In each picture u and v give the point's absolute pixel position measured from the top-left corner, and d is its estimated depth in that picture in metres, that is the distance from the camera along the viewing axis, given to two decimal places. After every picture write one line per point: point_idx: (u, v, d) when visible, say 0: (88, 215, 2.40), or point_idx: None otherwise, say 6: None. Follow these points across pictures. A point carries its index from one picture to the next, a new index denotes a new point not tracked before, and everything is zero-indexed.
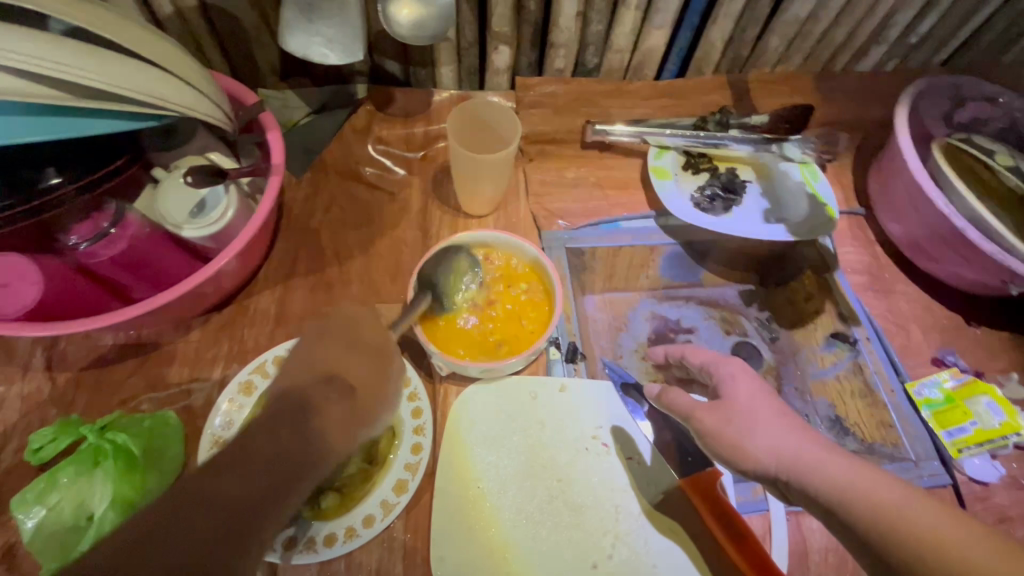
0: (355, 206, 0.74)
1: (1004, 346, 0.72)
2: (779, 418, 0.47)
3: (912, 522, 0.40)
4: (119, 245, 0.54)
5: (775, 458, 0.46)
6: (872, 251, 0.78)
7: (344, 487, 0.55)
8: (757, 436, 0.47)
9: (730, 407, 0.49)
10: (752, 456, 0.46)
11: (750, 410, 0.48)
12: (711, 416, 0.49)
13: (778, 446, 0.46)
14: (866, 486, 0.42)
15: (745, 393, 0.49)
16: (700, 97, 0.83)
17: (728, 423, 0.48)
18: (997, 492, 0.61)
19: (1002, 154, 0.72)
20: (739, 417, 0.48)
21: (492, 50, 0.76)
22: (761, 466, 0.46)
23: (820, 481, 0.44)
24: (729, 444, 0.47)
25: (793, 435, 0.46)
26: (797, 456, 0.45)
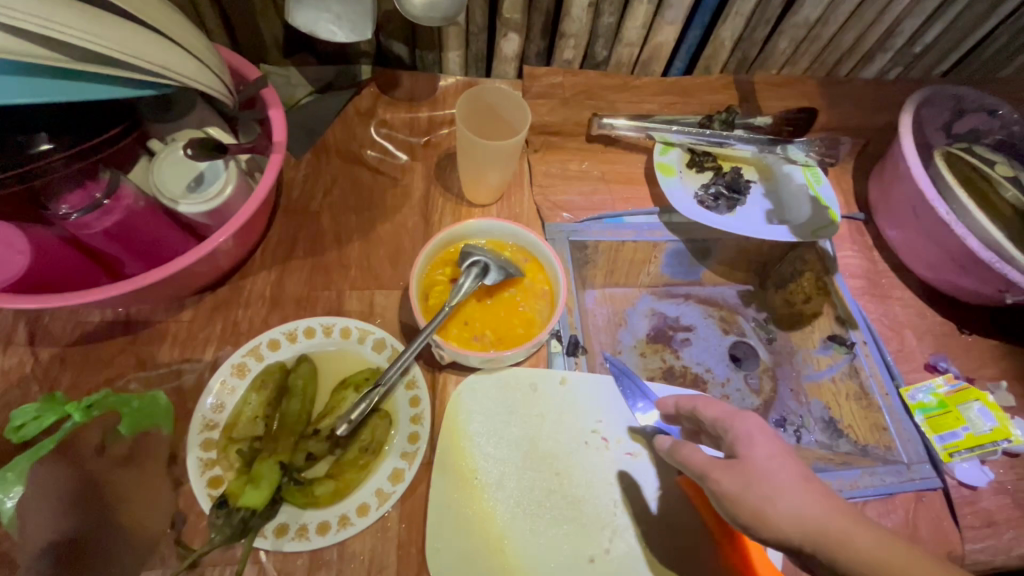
0: (356, 189, 0.73)
1: (993, 354, 0.73)
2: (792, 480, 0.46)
3: None
4: (113, 217, 0.51)
5: (800, 530, 0.43)
6: (869, 256, 0.79)
7: (340, 473, 0.53)
8: (781, 504, 0.43)
9: (748, 469, 0.45)
10: (777, 528, 0.43)
11: (770, 473, 0.45)
12: (729, 477, 0.46)
13: (803, 513, 0.43)
14: (900, 564, 0.40)
15: (764, 453, 0.46)
16: (706, 96, 0.83)
17: (747, 488, 0.44)
18: (985, 497, 0.62)
19: (1002, 165, 0.73)
20: (758, 481, 0.44)
21: (501, 38, 0.75)
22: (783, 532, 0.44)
23: (847, 553, 0.41)
24: (749, 509, 0.44)
25: (819, 501, 0.43)
26: (824, 528, 0.42)
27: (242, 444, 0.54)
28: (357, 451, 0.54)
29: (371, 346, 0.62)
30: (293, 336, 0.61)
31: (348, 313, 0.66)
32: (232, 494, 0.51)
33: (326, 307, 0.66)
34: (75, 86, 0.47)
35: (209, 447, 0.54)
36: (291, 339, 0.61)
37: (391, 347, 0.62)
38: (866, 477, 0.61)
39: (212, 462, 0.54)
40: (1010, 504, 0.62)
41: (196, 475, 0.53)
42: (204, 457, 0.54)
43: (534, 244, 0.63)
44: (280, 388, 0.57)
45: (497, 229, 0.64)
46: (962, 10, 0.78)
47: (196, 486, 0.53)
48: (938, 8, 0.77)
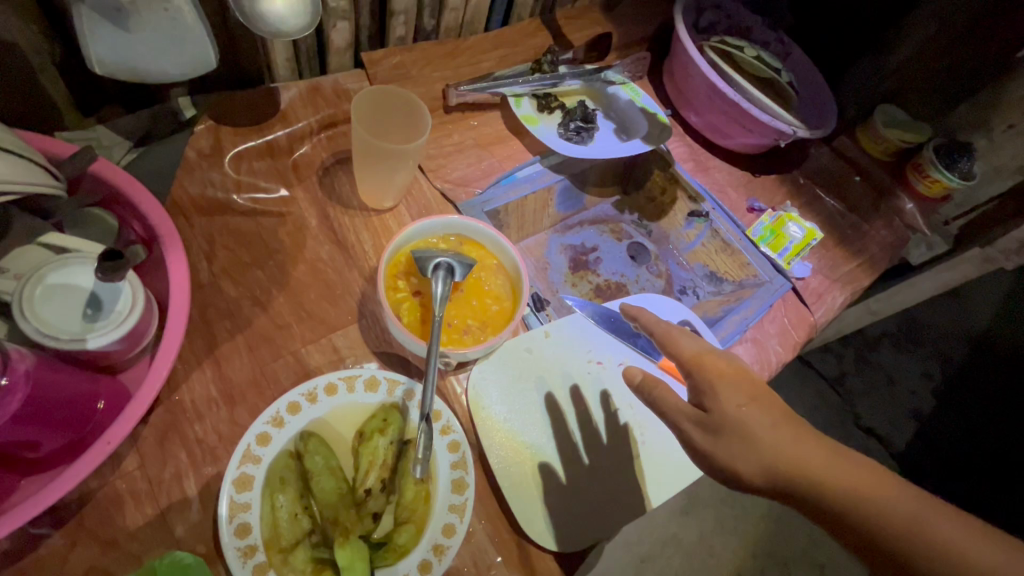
0: (247, 241, 0.64)
1: (777, 184, 1.02)
2: (774, 425, 0.49)
3: (852, 486, 0.45)
4: (18, 400, 0.39)
5: (763, 472, 0.48)
6: (687, 141, 0.99)
7: (412, 512, 0.54)
8: (759, 449, 0.48)
9: (721, 423, 0.50)
10: (749, 478, 0.48)
11: (741, 425, 0.50)
12: (708, 439, 0.50)
13: (780, 450, 0.48)
14: (819, 470, 0.47)
15: (732, 405, 0.51)
16: (528, 42, 0.90)
17: (718, 441, 0.50)
18: (811, 281, 0.90)
19: (749, 48, 0.96)
20: (733, 434, 0.50)
21: (331, 29, 0.69)
22: (753, 458, 0.48)
23: (815, 487, 0.46)
24: (722, 465, 0.49)
25: (772, 435, 0.49)
26: (779, 460, 0.48)
27: (300, 547, 0.50)
28: (414, 487, 0.55)
29: (364, 388, 0.59)
30: (278, 420, 0.55)
31: (317, 370, 0.61)
32: None
33: (290, 375, 0.59)
34: None
35: (264, 570, 0.49)
36: (277, 424, 0.54)
37: (384, 379, 0.60)
38: (754, 302, 0.84)
39: None
40: (822, 278, 0.92)
41: None
42: None
43: (472, 227, 0.65)
44: (301, 476, 0.53)
45: (431, 223, 0.64)
46: None
47: None
48: None
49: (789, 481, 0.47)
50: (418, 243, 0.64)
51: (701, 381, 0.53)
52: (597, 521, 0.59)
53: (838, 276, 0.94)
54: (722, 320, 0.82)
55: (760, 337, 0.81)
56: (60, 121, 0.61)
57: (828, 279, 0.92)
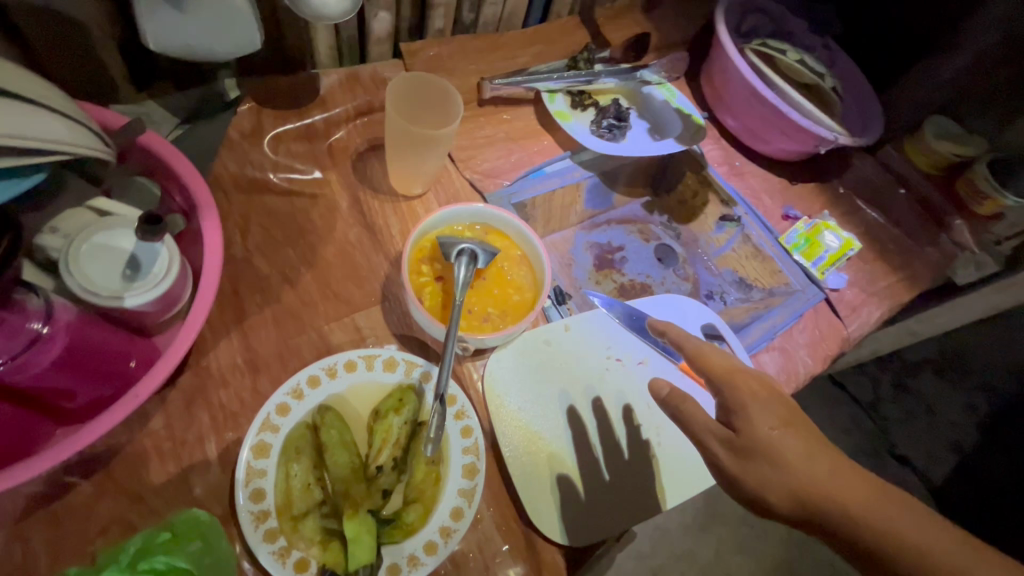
0: (280, 219, 0.66)
1: (815, 192, 0.99)
2: (806, 452, 0.48)
3: (886, 521, 0.44)
4: (56, 349, 0.41)
5: (792, 499, 0.47)
6: (722, 145, 0.97)
7: (421, 492, 0.54)
8: (789, 475, 0.47)
9: (749, 444, 0.49)
10: (777, 504, 0.47)
11: (771, 449, 0.48)
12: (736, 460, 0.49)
13: (812, 480, 0.47)
14: (850, 503, 0.46)
15: (762, 427, 0.49)
16: (565, 39, 0.90)
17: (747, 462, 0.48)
18: (847, 293, 0.87)
19: (791, 52, 0.92)
20: (761, 456, 0.48)
21: (372, 19, 0.71)
22: (784, 490, 0.47)
23: (847, 520, 0.45)
24: (748, 488, 0.48)
25: (803, 464, 0.48)
26: (810, 489, 0.46)
27: (310, 516, 0.51)
28: (426, 468, 0.55)
29: (382, 368, 0.60)
30: (297, 392, 0.56)
31: (338, 347, 0.62)
32: (334, 564, 0.49)
33: (312, 350, 0.61)
34: None
35: (274, 536, 0.50)
36: (296, 395, 0.56)
37: (402, 361, 0.61)
38: (784, 311, 0.81)
39: (286, 549, 0.49)
40: (859, 291, 0.88)
41: (278, 569, 0.48)
42: (275, 549, 0.49)
43: (498, 216, 0.66)
44: (316, 448, 0.54)
45: (458, 210, 0.65)
46: None
47: None
48: None
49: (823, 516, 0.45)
50: (445, 230, 0.65)
51: (721, 380, 0.52)
52: (607, 518, 0.58)
53: (877, 290, 0.90)
54: (748, 326, 0.80)
55: (788, 347, 0.78)
56: (112, 93, 0.62)
57: (866, 292, 0.89)
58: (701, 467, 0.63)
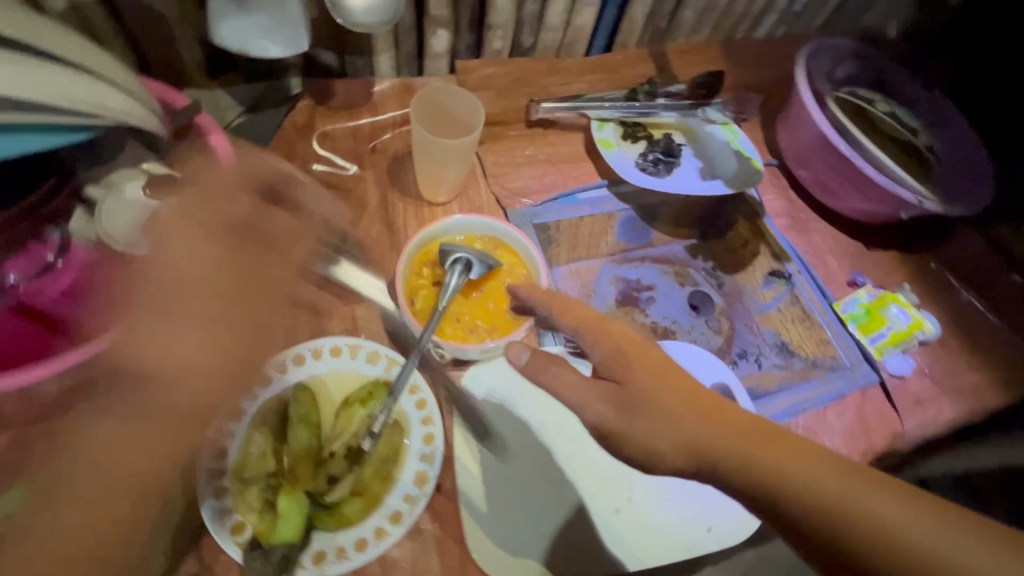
0: (312, 207, 0.71)
1: (896, 263, 0.87)
2: (690, 402, 0.43)
3: (796, 473, 0.39)
4: (66, 275, 0.52)
5: (688, 455, 0.42)
6: (787, 197, 0.89)
7: (367, 487, 0.55)
8: (673, 427, 0.42)
9: (630, 394, 0.44)
10: (668, 462, 0.42)
11: (652, 398, 0.44)
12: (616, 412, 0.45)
13: (699, 432, 0.42)
14: (748, 449, 0.41)
15: (645, 379, 0.45)
16: (628, 71, 0.89)
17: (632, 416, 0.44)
18: (912, 382, 0.75)
19: (881, 103, 0.85)
20: (644, 406, 0.44)
21: (430, 35, 0.75)
22: (681, 443, 0.42)
23: (759, 474, 0.40)
24: (636, 447, 0.43)
25: (690, 418, 0.43)
26: (707, 442, 0.41)
27: (256, 483, 0.53)
28: (377, 464, 0.55)
29: (365, 360, 0.62)
30: (282, 366, 0.60)
31: (332, 333, 0.65)
32: (263, 534, 0.50)
33: (308, 331, 0.64)
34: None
35: (222, 495, 0.52)
36: (280, 369, 0.59)
37: (386, 357, 0.62)
38: (821, 387, 0.72)
39: (230, 509, 0.52)
40: (929, 383, 0.75)
41: (218, 525, 0.51)
42: (221, 506, 0.52)
43: (507, 231, 0.66)
44: (282, 422, 0.56)
45: (469, 221, 0.66)
46: None
47: (220, 536, 0.51)
48: None
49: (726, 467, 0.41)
50: (455, 239, 0.66)
51: None
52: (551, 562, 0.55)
53: (955, 385, 0.76)
54: (772, 396, 0.71)
55: (816, 428, 0.69)
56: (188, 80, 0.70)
57: (937, 385, 0.75)
58: (668, 536, 0.59)
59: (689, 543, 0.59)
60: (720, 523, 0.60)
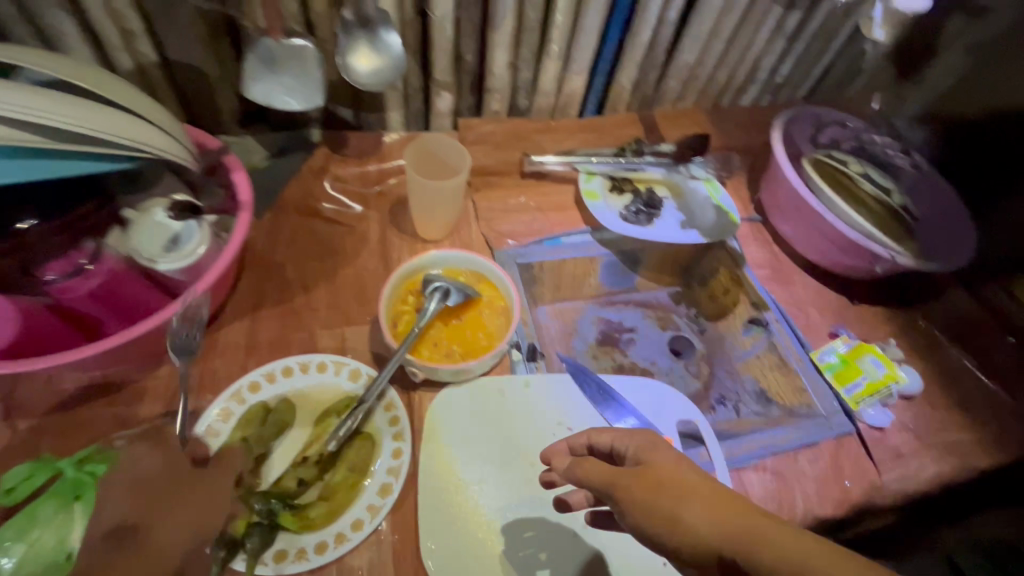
0: (318, 240, 0.79)
1: (881, 318, 0.87)
2: (707, 486, 0.45)
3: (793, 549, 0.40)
4: (96, 280, 0.56)
5: (710, 537, 0.42)
6: (771, 250, 0.92)
7: (333, 495, 0.58)
8: (688, 508, 0.44)
9: (654, 475, 0.46)
10: (692, 538, 0.43)
11: (672, 476, 0.46)
12: (635, 483, 0.46)
13: (714, 518, 0.43)
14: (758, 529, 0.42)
15: (666, 461, 0.47)
16: (617, 130, 0.97)
17: (659, 490, 0.45)
18: (892, 435, 0.74)
19: (854, 164, 0.89)
20: (666, 485, 0.45)
21: (435, 96, 0.86)
22: (700, 541, 0.42)
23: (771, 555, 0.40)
24: (662, 516, 0.44)
25: (713, 504, 0.44)
26: (732, 525, 0.42)
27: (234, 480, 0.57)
28: (346, 471, 0.59)
29: (348, 376, 0.67)
30: (271, 376, 0.65)
31: (322, 351, 0.71)
32: (232, 526, 0.54)
33: (300, 348, 0.70)
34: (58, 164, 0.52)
35: None
36: (269, 379, 0.65)
37: (367, 375, 0.67)
38: (793, 432, 0.72)
39: None
40: (911, 437, 0.74)
41: None
42: None
43: (488, 265, 0.72)
44: (265, 427, 0.61)
45: (455, 254, 0.72)
46: (804, 48, 0.97)
47: None
48: (787, 46, 0.96)
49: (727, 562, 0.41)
50: (443, 271, 0.73)
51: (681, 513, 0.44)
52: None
53: (940, 441, 0.75)
54: (741, 437, 0.72)
55: (787, 473, 0.69)
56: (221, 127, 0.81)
57: (921, 440, 0.74)
58: (622, 562, 0.59)
59: None
60: None
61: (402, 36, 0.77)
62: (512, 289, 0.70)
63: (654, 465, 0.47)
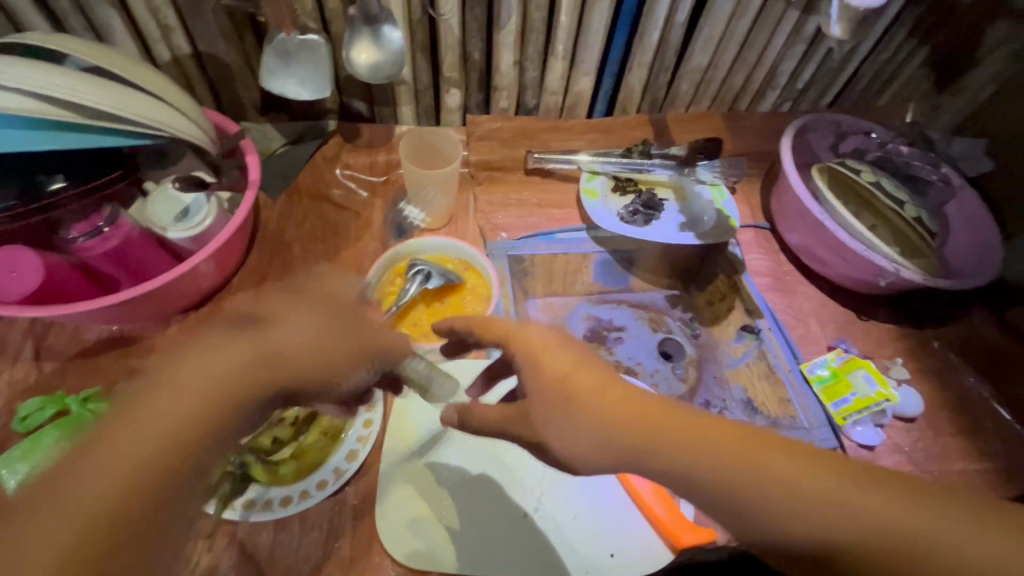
0: (324, 222, 0.84)
1: (889, 335, 0.83)
2: (614, 398, 0.45)
3: (718, 457, 0.42)
4: (112, 242, 0.64)
5: (616, 457, 0.44)
6: (776, 258, 0.89)
7: (303, 455, 0.62)
8: (590, 429, 0.44)
9: (552, 390, 0.46)
10: (598, 461, 0.44)
11: (568, 387, 0.46)
12: (536, 407, 0.47)
13: (619, 432, 0.44)
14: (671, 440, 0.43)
15: (562, 367, 0.47)
16: (625, 131, 0.97)
17: (560, 409, 0.45)
18: (882, 456, 0.70)
19: (867, 172, 0.85)
20: (567, 404, 0.45)
21: (444, 92, 0.90)
22: (608, 457, 0.44)
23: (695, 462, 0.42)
24: (571, 442, 0.45)
25: (623, 415, 0.44)
26: (644, 440, 0.43)
27: None
28: (318, 435, 0.63)
29: None
30: None
31: None
32: None
33: None
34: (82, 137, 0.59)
35: None
36: None
37: None
38: None
39: None
40: (904, 460, 0.70)
41: None
42: None
43: (474, 253, 0.75)
44: None
45: (444, 242, 0.75)
46: (826, 54, 0.94)
47: None
48: (807, 52, 0.93)
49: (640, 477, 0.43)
50: (433, 256, 0.76)
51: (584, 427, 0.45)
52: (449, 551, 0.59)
53: (937, 468, 0.70)
54: None
55: None
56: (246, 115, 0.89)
57: (916, 465, 0.70)
58: (571, 549, 0.60)
59: (590, 567, 0.59)
60: (626, 552, 0.60)
61: (411, 33, 0.81)
62: (495, 278, 0.73)
63: (551, 375, 0.47)
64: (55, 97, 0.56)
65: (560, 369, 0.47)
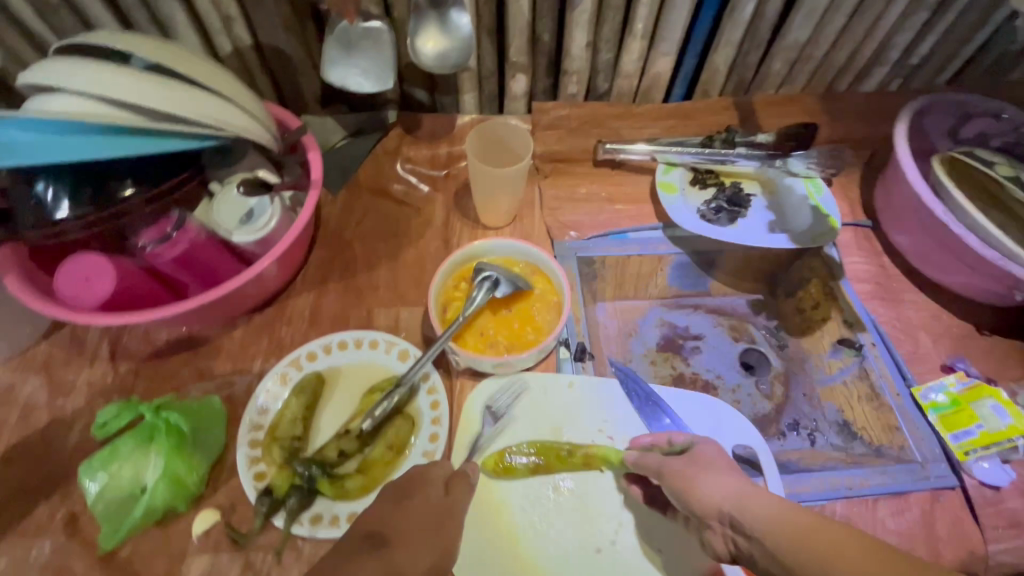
0: (385, 219, 0.81)
1: (1017, 354, 0.72)
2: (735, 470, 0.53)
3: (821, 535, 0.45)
4: (179, 247, 0.62)
5: (723, 502, 0.51)
6: (879, 261, 0.79)
7: (369, 469, 0.60)
8: (707, 481, 0.53)
9: (693, 456, 0.56)
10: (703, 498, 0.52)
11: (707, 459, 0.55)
12: (678, 462, 0.56)
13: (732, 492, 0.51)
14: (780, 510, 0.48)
15: (711, 451, 0.56)
16: (707, 116, 0.87)
17: (689, 464, 0.55)
18: (1010, 498, 0.62)
19: (1003, 164, 0.73)
20: (694, 465, 0.55)
21: (510, 78, 0.84)
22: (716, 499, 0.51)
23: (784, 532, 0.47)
24: (682, 485, 0.54)
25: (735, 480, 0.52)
26: (742, 495, 0.50)
27: (284, 442, 0.61)
28: (384, 448, 0.61)
29: (396, 356, 0.68)
30: (328, 348, 0.68)
31: (377, 329, 0.73)
32: (277, 486, 0.58)
33: (358, 323, 0.73)
34: (155, 140, 0.58)
35: (255, 445, 0.62)
36: (326, 350, 0.68)
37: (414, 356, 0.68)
38: (875, 476, 0.63)
39: (257, 459, 0.61)
40: None
41: (244, 468, 0.60)
42: (251, 453, 0.61)
43: (542, 257, 0.69)
44: (316, 395, 0.64)
45: (510, 244, 0.70)
46: (952, 23, 0.81)
47: (244, 479, 0.60)
48: (928, 21, 0.80)
49: (758, 540, 0.48)
50: (499, 259, 0.71)
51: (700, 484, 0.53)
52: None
53: None
54: (809, 472, 0.64)
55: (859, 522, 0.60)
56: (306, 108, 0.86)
57: None
58: None
59: None
60: None
61: (477, 16, 0.75)
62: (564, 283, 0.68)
63: (704, 454, 0.56)
64: (121, 100, 0.55)
65: (719, 458, 0.55)
